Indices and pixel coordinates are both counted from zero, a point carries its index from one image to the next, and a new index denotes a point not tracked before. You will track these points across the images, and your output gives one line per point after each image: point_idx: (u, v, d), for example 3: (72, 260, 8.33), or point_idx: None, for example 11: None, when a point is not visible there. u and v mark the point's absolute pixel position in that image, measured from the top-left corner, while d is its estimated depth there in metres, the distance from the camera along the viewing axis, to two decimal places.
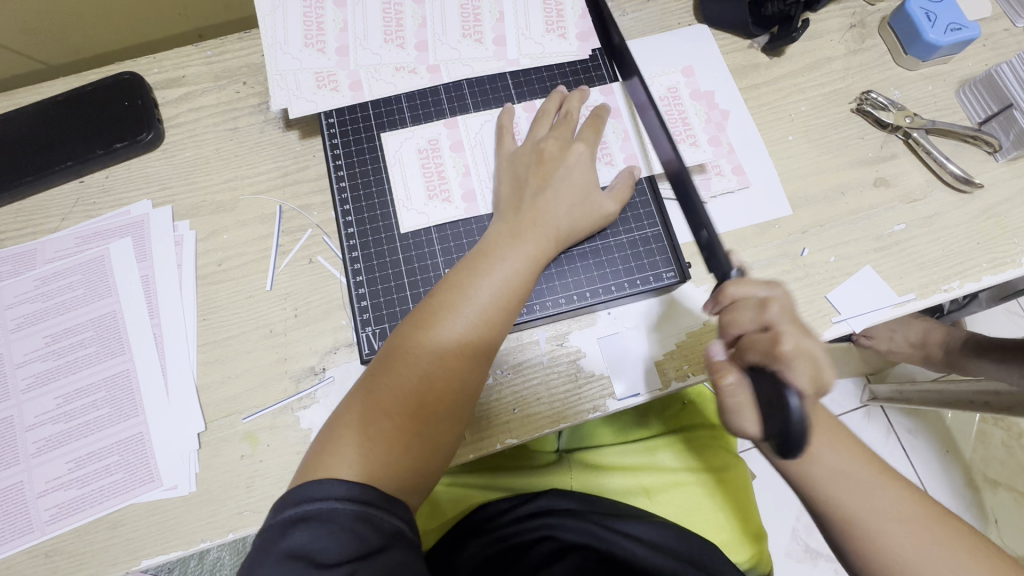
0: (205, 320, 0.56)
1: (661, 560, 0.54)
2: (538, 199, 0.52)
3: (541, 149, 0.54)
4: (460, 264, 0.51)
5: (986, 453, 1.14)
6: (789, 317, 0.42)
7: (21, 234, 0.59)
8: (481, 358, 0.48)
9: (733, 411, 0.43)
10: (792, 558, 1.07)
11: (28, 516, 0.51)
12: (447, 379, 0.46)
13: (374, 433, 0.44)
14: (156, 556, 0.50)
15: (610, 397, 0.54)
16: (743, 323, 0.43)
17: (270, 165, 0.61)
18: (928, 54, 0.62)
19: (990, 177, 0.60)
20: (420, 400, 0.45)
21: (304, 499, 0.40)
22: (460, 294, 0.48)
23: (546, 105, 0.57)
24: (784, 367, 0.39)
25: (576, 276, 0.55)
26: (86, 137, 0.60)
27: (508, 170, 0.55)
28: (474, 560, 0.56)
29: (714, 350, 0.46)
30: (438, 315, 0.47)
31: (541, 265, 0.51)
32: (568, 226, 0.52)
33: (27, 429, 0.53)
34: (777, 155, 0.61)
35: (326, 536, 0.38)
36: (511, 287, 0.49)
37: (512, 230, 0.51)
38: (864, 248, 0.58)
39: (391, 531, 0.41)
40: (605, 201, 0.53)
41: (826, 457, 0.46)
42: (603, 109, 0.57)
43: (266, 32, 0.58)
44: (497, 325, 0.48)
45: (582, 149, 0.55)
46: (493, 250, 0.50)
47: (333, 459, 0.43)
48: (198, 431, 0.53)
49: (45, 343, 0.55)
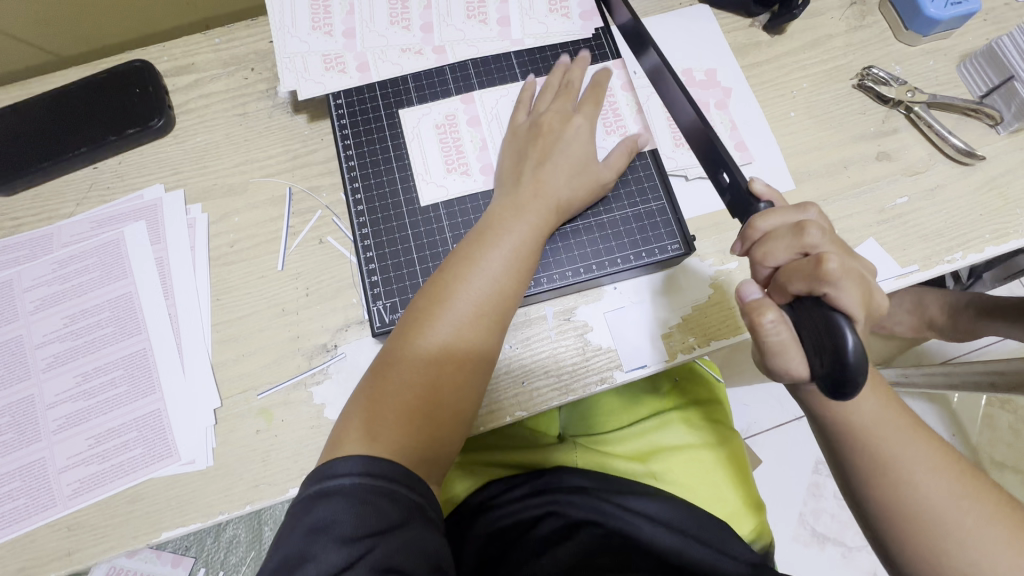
0: (219, 301, 0.57)
1: (665, 537, 0.56)
2: (538, 171, 0.53)
3: (541, 122, 0.55)
4: (468, 239, 0.51)
5: (992, 436, 1.14)
6: (831, 239, 0.39)
7: (37, 220, 0.60)
8: (495, 327, 0.49)
9: (775, 351, 0.39)
10: (799, 542, 1.07)
11: (50, 491, 0.52)
12: (463, 349, 0.47)
13: (393, 407, 0.45)
14: (176, 529, 0.51)
15: (617, 368, 0.55)
16: (780, 254, 0.40)
17: (280, 150, 0.62)
18: (928, 29, 0.63)
19: (991, 150, 0.61)
20: (436, 372, 0.46)
21: (328, 476, 0.41)
22: (470, 267, 0.49)
23: (551, 79, 0.58)
24: (836, 291, 0.36)
25: (581, 248, 0.55)
26: (99, 125, 0.61)
27: (509, 144, 0.56)
28: (484, 537, 0.58)
29: (747, 290, 0.40)
30: (448, 288, 0.48)
31: (545, 236, 0.52)
32: (570, 197, 0.53)
33: (48, 407, 0.54)
34: (779, 131, 0.62)
35: (344, 510, 0.39)
36: (519, 258, 0.50)
37: (515, 203, 0.52)
38: (867, 221, 0.59)
39: (408, 505, 0.41)
40: (603, 171, 0.54)
41: (869, 406, 0.45)
42: (602, 75, 0.58)
43: (274, 16, 0.59)
44: (507, 296, 0.49)
45: (581, 121, 0.55)
46: (499, 223, 0.51)
47: (356, 435, 0.44)
48: (214, 407, 0.54)
49: (63, 324, 0.56)
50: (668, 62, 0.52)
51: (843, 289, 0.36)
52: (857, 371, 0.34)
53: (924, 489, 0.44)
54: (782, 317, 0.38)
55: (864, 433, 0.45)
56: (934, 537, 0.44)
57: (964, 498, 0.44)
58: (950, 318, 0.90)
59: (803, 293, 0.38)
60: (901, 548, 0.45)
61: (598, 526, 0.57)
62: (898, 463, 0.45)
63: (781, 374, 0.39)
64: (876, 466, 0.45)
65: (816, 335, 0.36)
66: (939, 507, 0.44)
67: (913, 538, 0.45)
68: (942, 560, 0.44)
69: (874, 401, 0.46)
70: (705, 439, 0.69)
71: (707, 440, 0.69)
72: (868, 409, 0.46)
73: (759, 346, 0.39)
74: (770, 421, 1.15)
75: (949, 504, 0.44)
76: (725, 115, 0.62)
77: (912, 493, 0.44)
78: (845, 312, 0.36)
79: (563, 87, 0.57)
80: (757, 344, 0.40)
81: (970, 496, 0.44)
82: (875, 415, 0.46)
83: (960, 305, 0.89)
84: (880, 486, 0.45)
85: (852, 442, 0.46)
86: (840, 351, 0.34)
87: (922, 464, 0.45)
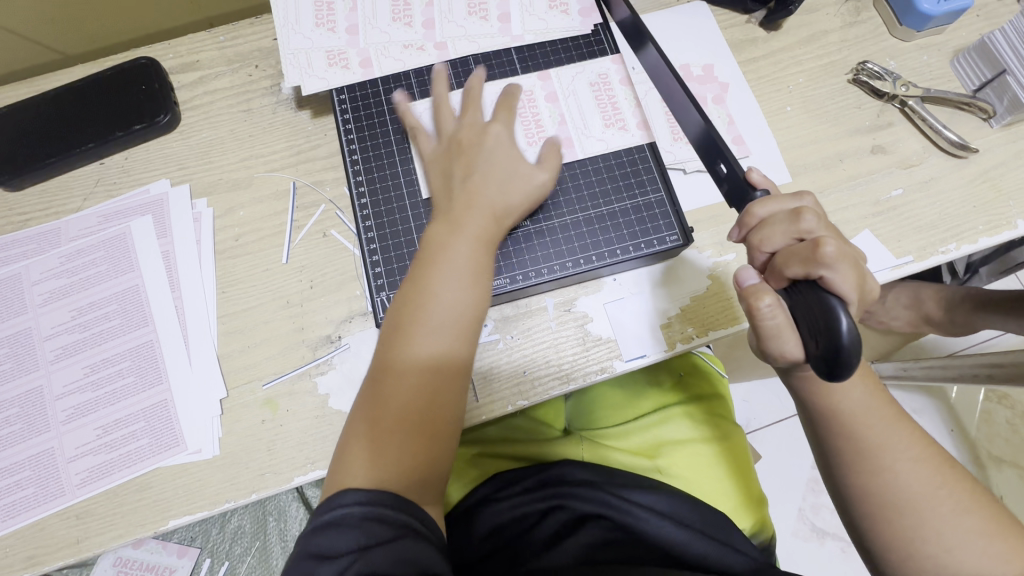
0: (224, 293, 0.58)
1: (674, 530, 0.56)
2: (468, 184, 0.52)
3: (459, 139, 0.55)
4: (414, 265, 0.51)
5: (990, 431, 1.15)
6: (825, 226, 0.41)
7: (45, 215, 0.61)
8: (453, 338, 0.48)
9: (771, 335, 0.40)
10: (799, 537, 1.08)
11: (59, 481, 0.53)
12: (423, 368, 0.47)
13: (368, 438, 0.45)
14: (183, 517, 0.52)
15: (617, 358, 0.56)
16: (776, 240, 0.41)
17: (284, 145, 0.63)
18: (922, 24, 0.64)
19: (985, 142, 0.62)
20: (402, 395, 0.46)
21: (323, 510, 0.42)
22: (419, 293, 0.48)
23: (437, 89, 0.58)
24: (830, 273, 0.37)
25: (535, 252, 0.56)
26: (106, 121, 0.62)
27: (433, 164, 0.55)
28: (489, 527, 0.59)
29: (745, 276, 0.42)
30: (400, 318, 0.48)
31: (489, 240, 0.51)
32: (504, 201, 0.52)
33: (56, 398, 0.55)
34: (776, 125, 0.63)
35: (345, 535, 0.40)
36: (467, 270, 0.49)
37: (449, 220, 0.51)
38: (862, 213, 0.60)
39: (402, 523, 0.41)
40: (533, 175, 0.54)
41: (856, 394, 0.47)
42: (512, 88, 0.58)
43: (278, 13, 0.60)
44: (460, 307, 0.49)
45: (499, 130, 0.55)
46: (437, 242, 0.50)
47: (343, 476, 0.44)
48: (220, 397, 0.55)
49: (71, 316, 0.57)
50: (666, 59, 0.53)
51: (837, 274, 0.37)
52: (852, 352, 0.35)
53: (903, 477, 0.45)
54: (778, 302, 0.39)
55: (850, 419, 0.46)
56: (910, 523, 0.45)
57: (941, 488, 0.45)
58: (946, 312, 0.91)
59: (799, 277, 0.39)
60: (878, 533, 0.46)
61: (605, 519, 0.57)
62: (880, 450, 0.46)
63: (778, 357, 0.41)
64: (860, 453, 0.46)
65: (810, 318, 0.38)
66: (918, 495, 0.45)
67: (889, 523, 0.45)
68: (916, 546, 0.44)
69: (862, 388, 0.47)
70: (705, 433, 0.70)
71: (708, 435, 0.69)
72: (856, 397, 0.47)
73: (756, 330, 0.40)
74: (769, 416, 1.15)
75: (926, 492, 0.45)
76: (722, 110, 0.63)
77: (890, 480, 0.45)
78: (840, 296, 0.37)
79: (471, 96, 0.57)
80: (754, 327, 0.41)
81: (948, 486, 0.45)
82: (861, 403, 0.47)
83: (955, 299, 0.90)
84: (864, 473, 0.46)
85: (837, 427, 0.47)
86: (833, 334, 0.35)
87: (903, 453, 0.46)
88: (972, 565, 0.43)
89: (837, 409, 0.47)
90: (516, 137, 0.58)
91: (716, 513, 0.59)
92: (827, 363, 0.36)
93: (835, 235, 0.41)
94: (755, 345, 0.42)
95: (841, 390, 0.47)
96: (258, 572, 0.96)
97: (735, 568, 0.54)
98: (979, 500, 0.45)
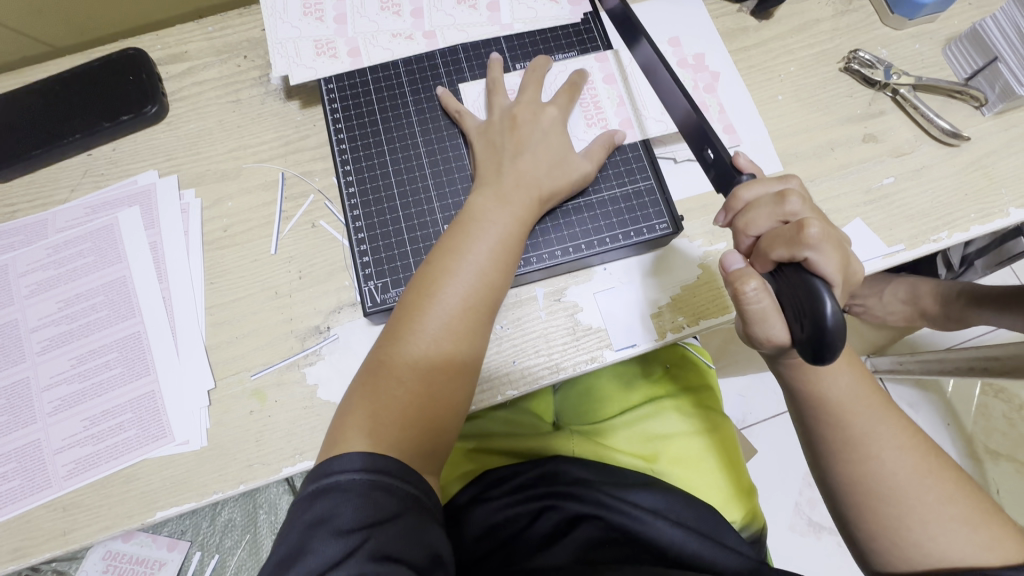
0: (212, 284, 0.58)
1: (666, 527, 0.55)
2: (516, 162, 0.53)
3: (514, 115, 0.55)
4: (450, 232, 0.51)
5: (986, 425, 1.15)
6: (809, 208, 0.40)
7: (31, 206, 0.61)
8: (484, 317, 0.49)
9: (757, 320, 0.40)
10: (795, 532, 1.08)
11: (46, 472, 0.52)
12: (454, 342, 0.47)
13: (386, 401, 0.45)
14: (170, 509, 0.52)
15: (607, 347, 0.55)
16: (761, 223, 0.41)
17: (272, 135, 0.62)
18: (914, 12, 0.64)
19: (977, 131, 0.61)
20: (430, 363, 0.47)
21: (328, 472, 0.41)
22: (457, 259, 0.49)
23: (495, 75, 0.58)
24: (816, 255, 0.37)
25: (537, 238, 0.55)
26: (93, 112, 0.62)
27: (481, 139, 0.55)
28: (481, 528, 0.59)
29: (731, 260, 0.42)
30: (437, 281, 0.48)
31: (528, 225, 0.52)
32: (550, 185, 0.53)
33: (43, 389, 0.54)
34: (767, 114, 0.63)
35: (343, 503, 0.40)
36: (503, 248, 0.50)
37: (497, 193, 0.52)
38: (854, 201, 0.59)
39: (403, 497, 0.42)
40: (581, 162, 0.54)
41: (843, 381, 0.46)
42: (579, 77, 0.58)
43: (266, 3, 0.60)
44: (495, 287, 0.49)
45: (553, 113, 0.56)
46: (481, 213, 0.51)
47: (352, 432, 0.44)
48: (208, 388, 0.54)
49: (58, 308, 0.57)
50: (660, 53, 0.52)
51: (822, 256, 0.37)
52: (836, 335, 0.35)
53: (890, 465, 0.45)
54: (764, 285, 0.39)
55: (836, 407, 0.46)
56: (895, 512, 0.44)
57: (927, 476, 0.45)
58: (941, 304, 0.91)
59: (784, 259, 0.39)
60: (862, 522, 0.46)
61: (600, 520, 0.57)
62: (866, 439, 0.46)
63: (765, 341, 0.41)
64: (847, 442, 0.46)
65: (796, 301, 0.37)
66: (903, 484, 0.45)
67: (874, 512, 0.45)
68: (900, 535, 0.44)
69: (849, 376, 0.47)
70: (696, 426, 0.69)
71: (698, 427, 0.69)
72: (842, 385, 0.47)
73: (742, 315, 0.40)
74: (766, 411, 1.15)
75: (912, 480, 0.45)
76: (713, 99, 0.62)
77: (877, 468, 0.45)
78: (825, 278, 0.37)
79: (534, 75, 0.57)
80: (741, 312, 0.41)
81: (935, 475, 0.45)
82: (849, 391, 0.46)
83: (951, 294, 0.90)
84: (852, 463, 0.46)
85: (823, 415, 0.47)
86: (817, 316, 0.35)
87: (890, 441, 0.46)
88: (957, 554, 0.43)
89: (825, 398, 0.46)
90: (575, 121, 0.58)
91: (708, 508, 0.59)
92: (812, 347, 0.36)
93: (821, 217, 0.41)
94: (742, 330, 0.42)
95: (828, 378, 0.46)
96: (249, 565, 0.96)
97: (726, 567, 0.53)
98: (966, 488, 0.45)
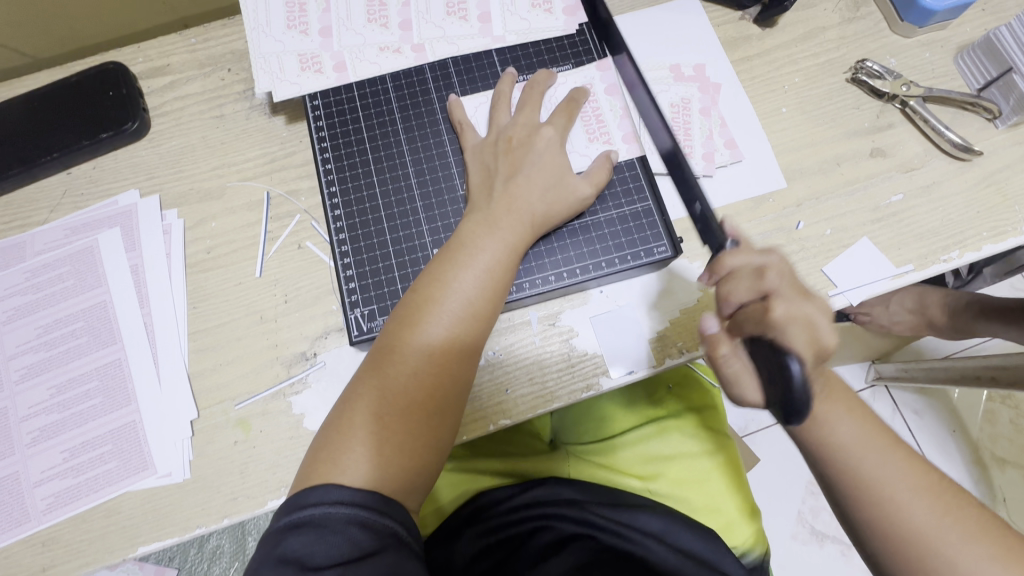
0: (195, 309, 0.56)
1: (662, 552, 0.54)
2: (509, 186, 0.51)
3: (508, 136, 0.53)
4: (438, 258, 0.49)
5: (994, 432, 1.12)
6: (789, 283, 0.40)
7: (9, 227, 0.59)
8: (470, 350, 0.47)
9: (732, 382, 0.41)
10: (798, 541, 1.06)
11: (25, 506, 0.51)
12: (438, 376, 0.45)
13: (365, 436, 0.43)
14: (153, 543, 0.50)
15: (604, 375, 0.53)
16: (740, 295, 0.40)
17: (257, 151, 0.60)
18: (924, 20, 0.61)
19: (989, 144, 0.59)
20: (412, 399, 0.44)
21: (301, 505, 0.40)
22: (444, 287, 0.47)
23: (501, 88, 0.56)
24: (783, 337, 0.37)
25: (532, 264, 0.54)
26: (71, 129, 0.60)
27: (473, 161, 0.53)
28: (471, 554, 0.57)
29: (708, 324, 0.41)
30: (423, 311, 0.46)
31: (520, 252, 0.50)
32: (545, 211, 0.51)
33: (21, 420, 0.53)
34: (771, 127, 0.60)
35: (318, 540, 0.38)
36: (493, 277, 0.48)
37: (487, 219, 0.50)
38: (861, 219, 0.57)
39: (384, 532, 0.40)
40: (579, 184, 0.52)
41: (845, 422, 0.45)
42: (579, 93, 0.55)
43: (248, 15, 0.58)
44: (483, 319, 0.47)
45: (550, 133, 0.53)
46: (470, 239, 0.49)
47: (328, 467, 0.42)
48: (191, 418, 0.53)
49: (37, 335, 0.55)
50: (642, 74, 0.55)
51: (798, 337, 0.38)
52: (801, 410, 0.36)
53: (906, 504, 0.43)
54: (738, 351, 0.41)
55: (846, 448, 0.45)
56: (921, 554, 0.42)
57: (947, 514, 0.43)
58: (948, 313, 0.88)
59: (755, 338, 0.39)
60: (891, 560, 0.44)
61: (591, 539, 0.55)
62: (879, 481, 0.44)
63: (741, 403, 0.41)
64: (862, 484, 0.44)
65: (767, 372, 0.38)
66: (922, 522, 0.43)
67: (897, 549, 0.43)
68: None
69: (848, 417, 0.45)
70: (699, 446, 0.67)
71: (701, 449, 0.67)
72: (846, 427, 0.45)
73: (719, 375, 0.42)
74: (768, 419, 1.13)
75: (931, 519, 0.43)
76: (716, 113, 0.60)
77: (897, 510, 0.43)
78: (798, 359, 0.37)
79: (534, 93, 0.55)
80: (718, 375, 0.42)
81: (949, 506, 0.43)
82: (856, 434, 0.45)
83: (960, 306, 0.87)
84: (873, 505, 0.44)
85: (839, 459, 0.45)
86: (791, 393, 0.36)
87: (904, 482, 0.44)
88: None
89: (837, 429, 0.45)
90: (577, 136, 0.56)
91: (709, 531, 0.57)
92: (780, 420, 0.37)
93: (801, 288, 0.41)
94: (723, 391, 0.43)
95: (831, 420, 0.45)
96: None
97: None
98: (981, 528, 0.43)
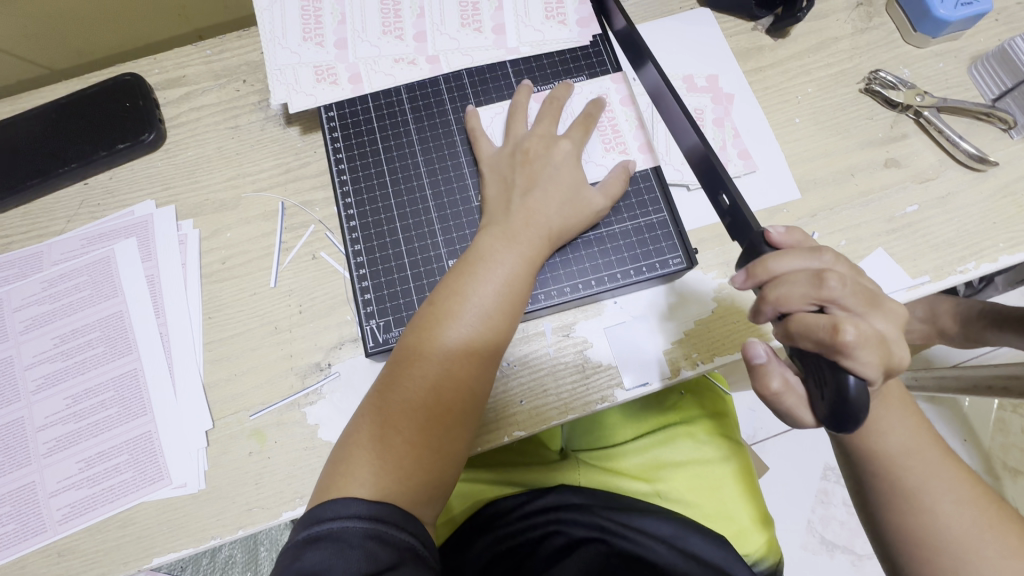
0: (210, 319, 0.56)
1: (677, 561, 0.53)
2: (526, 200, 0.51)
3: (525, 148, 0.53)
4: (455, 270, 0.49)
5: (1006, 441, 1.11)
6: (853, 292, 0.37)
7: (27, 237, 0.59)
8: (487, 363, 0.47)
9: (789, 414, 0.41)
10: (809, 551, 1.05)
11: (41, 516, 0.51)
12: (456, 389, 0.45)
13: (382, 449, 0.43)
14: (167, 555, 0.50)
15: (619, 386, 0.53)
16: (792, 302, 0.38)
17: (272, 162, 0.61)
18: (938, 31, 0.61)
19: (1003, 155, 0.59)
20: (429, 411, 0.44)
21: (320, 519, 0.39)
22: (462, 300, 0.47)
23: (517, 100, 0.56)
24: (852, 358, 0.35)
25: (547, 274, 0.54)
26: (87, 140, 0.60)
27: (489, 174, 0.54)
28: (482, 560, 0.56)
29: (754, 353, 0.42)
30: (441, 322, 0.47)
31: (537, 265, 0.50)
32: (562, 224, 0.51)
33: (38, 429, 0.53)
34: (785, 137, 0.60)
35: (336, 554, 0.38)
36: (510, 290, 0.48)
37: (505, 231, 0.50)
38: (876, 229, 0.57)
39: (399, 546, 0.39)
40: (594, 196, 0.52)
41: (896, 433, 0.44)
42: (594, 107, 0.56)
43: (264, 27, 0.58)
44: (501, 331, 0.47)
45: (567, 146, 0.53)
46: (488, 251, 0.49)
47: (345, 479, 0.42)
48: (206, 428, 0.53)
49: (54, 344, 0.55)
50: (667, 78, 0.49)
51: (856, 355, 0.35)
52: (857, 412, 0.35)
53: (945, 519, 0.43)
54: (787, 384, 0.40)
55: (891, 456, 0.44)
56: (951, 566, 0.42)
57: (988, 530, 0.42)
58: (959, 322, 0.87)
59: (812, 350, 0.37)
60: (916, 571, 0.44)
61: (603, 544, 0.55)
62: (920, 490, 0.43)
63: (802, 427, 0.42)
64: (904, 493, 0.44)
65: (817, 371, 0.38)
66: (957, 537, 0.42)
67: (929, 563, 0.43)
68: None
69: (899, 428, 0.44)
70: (712, 453, 0.67)
71: (714, 457, 0.66)
72: (895, 438, 0.44)
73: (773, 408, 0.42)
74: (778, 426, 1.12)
75: (972, 534, 0.42)
76: (729, 124, 0.60)
77: (933, 521, 0.43)
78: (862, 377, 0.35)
79: (550, 106, 0.55)
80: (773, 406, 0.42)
81: (994, 529, 0.43)
82: (904, 443, 0.44)
83: (972, 314, 0.86)
84: (910, 513, 0.44)
85: (882, 470, 0.44)
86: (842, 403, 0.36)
87: (945, 494, 0.43)
88: None
89: (884, 437, 0.44)
90: (592, 147, 0.56)
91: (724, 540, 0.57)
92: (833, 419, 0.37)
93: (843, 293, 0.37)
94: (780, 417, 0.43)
95: (882, 429, 0.44)
96: None
97: None
98: (1005, 546, 0.42)
